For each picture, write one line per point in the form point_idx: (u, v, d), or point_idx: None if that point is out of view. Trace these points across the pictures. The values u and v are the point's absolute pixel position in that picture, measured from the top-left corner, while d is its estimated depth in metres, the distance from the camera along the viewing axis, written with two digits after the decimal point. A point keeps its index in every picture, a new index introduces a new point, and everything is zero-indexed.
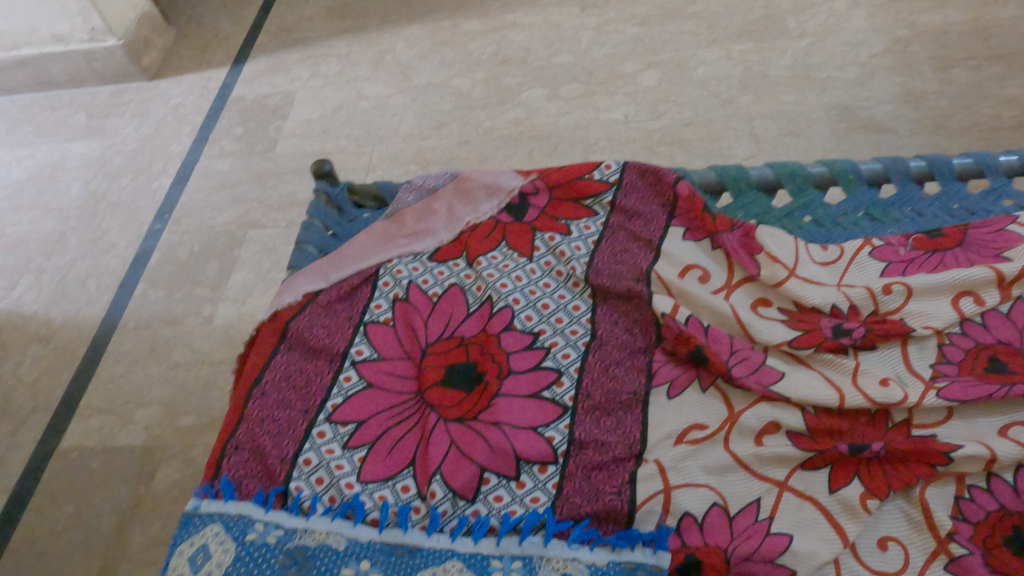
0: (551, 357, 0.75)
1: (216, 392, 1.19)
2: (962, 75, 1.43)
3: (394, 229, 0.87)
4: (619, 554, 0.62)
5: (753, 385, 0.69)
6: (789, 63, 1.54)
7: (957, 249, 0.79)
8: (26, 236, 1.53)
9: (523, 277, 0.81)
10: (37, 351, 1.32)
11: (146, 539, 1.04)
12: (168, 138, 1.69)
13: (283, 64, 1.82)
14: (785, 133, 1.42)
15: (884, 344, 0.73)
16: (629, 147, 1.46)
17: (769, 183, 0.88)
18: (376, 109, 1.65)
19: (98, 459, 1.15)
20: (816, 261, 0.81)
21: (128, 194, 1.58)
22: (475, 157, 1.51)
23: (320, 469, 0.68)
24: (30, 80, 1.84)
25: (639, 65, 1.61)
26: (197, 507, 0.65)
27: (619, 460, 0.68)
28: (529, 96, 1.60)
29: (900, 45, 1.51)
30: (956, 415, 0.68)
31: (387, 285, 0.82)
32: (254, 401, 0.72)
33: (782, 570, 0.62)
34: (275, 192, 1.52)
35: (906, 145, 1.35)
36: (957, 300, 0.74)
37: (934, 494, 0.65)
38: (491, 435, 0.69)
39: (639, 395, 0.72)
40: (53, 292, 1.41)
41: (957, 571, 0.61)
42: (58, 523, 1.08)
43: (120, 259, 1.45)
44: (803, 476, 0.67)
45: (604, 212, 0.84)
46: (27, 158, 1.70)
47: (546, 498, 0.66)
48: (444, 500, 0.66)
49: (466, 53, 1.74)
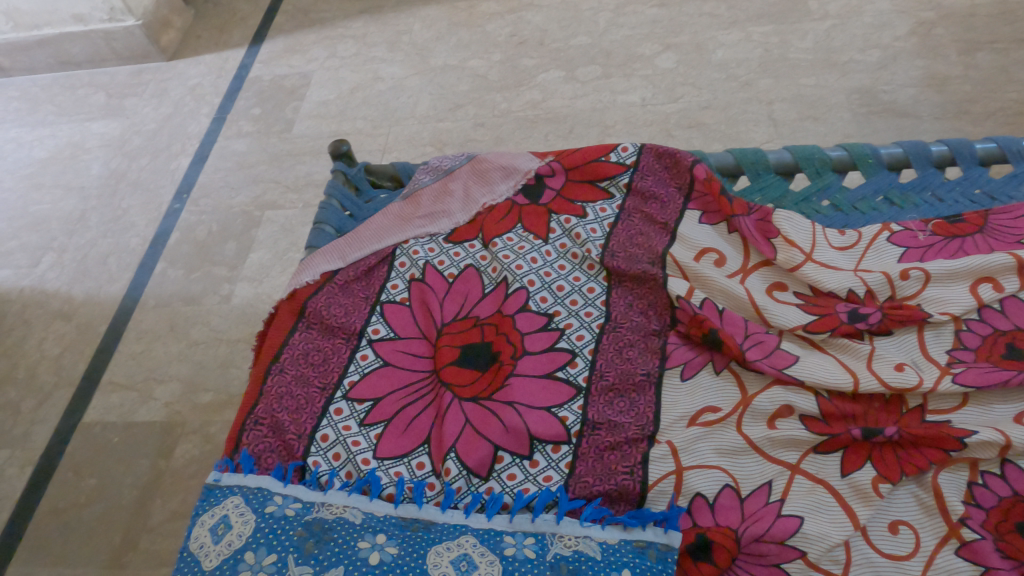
0: (565, 339, 0.76)
1: (234, 370, 1.21)
2: (987, 59, 1.41)
3: (411, 211, 0.88)
4: (630, 532, 0.62)
5: (767, 368, 0.69)
6: (810, 45, 1.51)
7: (977, 235, 0.78)
8: (49, 215, 1.55)
9: (538, 259, 0.82)
10: (60, 327, 1.34)
11: (166, 512, 1.07)
12: (187, 118, 1.70)
13: (300, 45, 1.82)
14: (805, 117, 1.40)
15: (900, 330, 0.73)
16: (646, 131, 1.45)
17: (787, 166, 0.88)
18: (392, 91, 1.65)
19: (120, 434, 1.17)
20: (833, 246, 0.80)
21: (148, 173, 1.60)
22: (491, 139, 1.51)
23: (338, 444, 0.70)
24: (51, 59, 1.86)
25: (657, 47, 1.59)
26: (218, 479, 0.67)
27: (632, 441, 0.68)
28: (545, 78, 1.59)
29: (924, 28, 1.48)
30: (972, 401, 0.68)
31: (403, 265, 0.84)
32: (272, 378, 0.74)
33: (793, 551, 0.63)
34: (292, 173, 1.53)
35: (928, 130, 1.33)
36: (976, 286, 0.73)
37: (948, 479, 0.65)
38: (504, 415, 0.70)
39: (652, 376, 0.72)
40: (75, 269, 1.43)
41: (968, 556, 0.61)
42: (82, 495, 1.11)
43: (140, 238, 1.47)
44: (816, 460, 0.67)
45: (621, 195, 0.85)
46: (48, 137, 1.72)
47: (559, 476, 0.67)
48: (458, 477, 0.67)
49: (483, 34, 1.73)
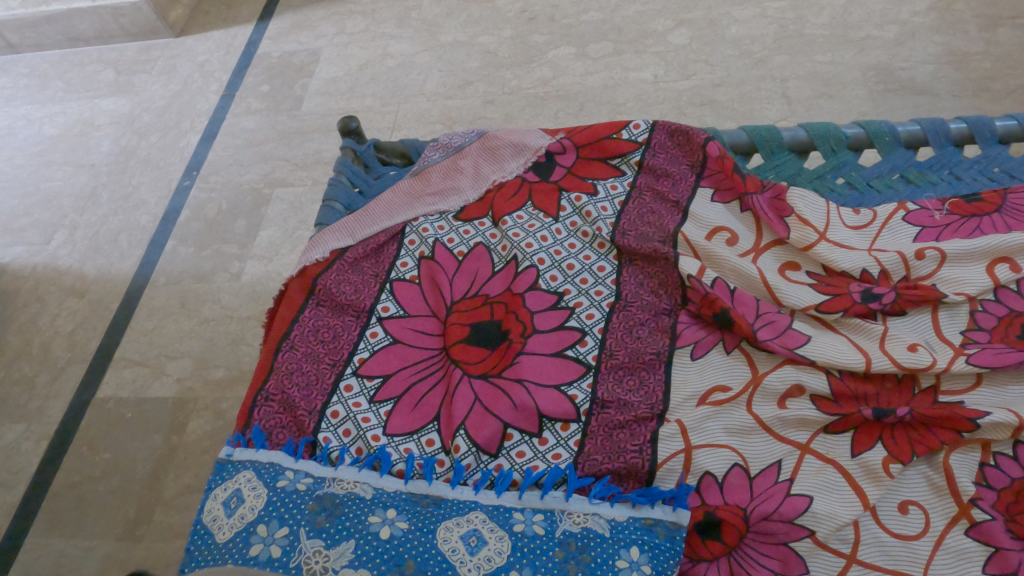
0: (575, 317, 0.75)
1: (245, 348, 1.22)
2: (1008, 35, 1.37)
3: (421, 188, 0.88)
4: (639, 510, 0.63)
5: (778, 348, 0.69)
6: (827, 21, 1.48)
7: (995, 214, 0.76)
8: (60, 192, 1.55)
9: (548, 237, 0.81)
10: (72, 304, 1.35)
11: (180, 486, 1.08)
12: (196, 95, 1.69)
13: (309, 21, 1.80)
14: (819, 95, 1.38)
15: (914, 310, 0.72)
16: (658, 109, 1.43)
17: (802, 144, 0.87)
18: (401, 67, 1.64)
19: (134, 409, 1.18)
20: (847, 225, 0.79)
21: (157, 151, 1.59)
22: (501, 116, 1.49)
23: (348, 421, 0.70)
24: (60, 36, 1.85)
25: (670, 23, 1.57)
26: (230, 454, 0.67)
27: (640, 419, 0.68)
28: (556, 55, 1.57)
29: (944, 3, 1.45)
30: (985, 382, 0.67)
31: (413, 243, 0.83)
32: (283, 354, 0.74)
33: (801, 530, 0.63)
34: (301, 151, 1.52)
35: (946, 108, 1.31)
36: (991, 267, 0.72)
37: (959, 460, 0.65)
38: (514, 392, 0.70)
39: (663, 355, 0.72)
40: (86, 246, 1.44)
41: (978, 536, 0.61)
42: (96, 469, 1.12)
43: (150, 216, 1.47)
44: (826, 440, 0.67)
45: (632, 173, 0.84)
46: (57, 114, 1.72)
47: (568, 454, 0.67)
48: (468, 454, 0.68)
49: (493, 9, 1.70)
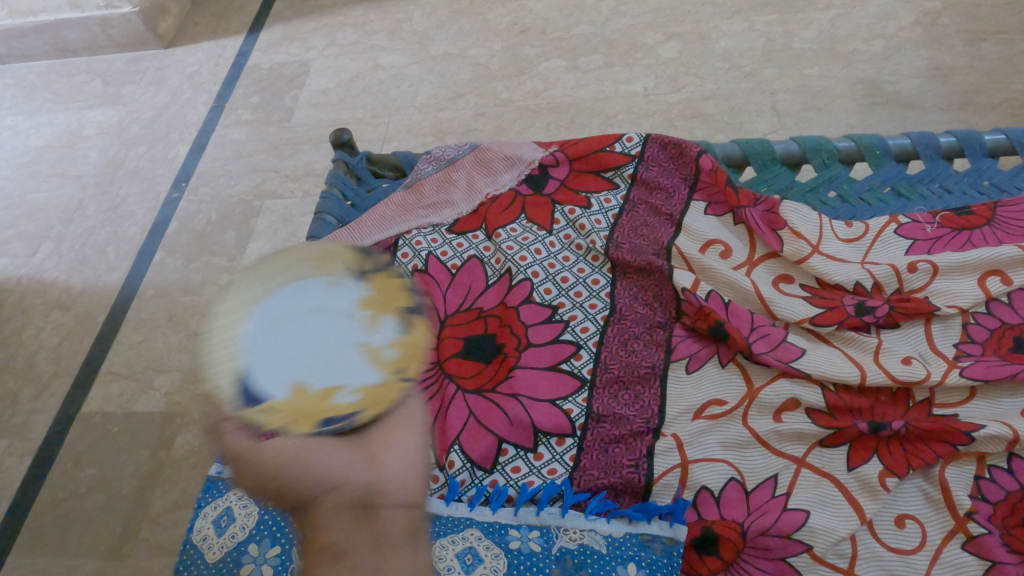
0: (570, 331, 0.75)
1: None
2: (992, 49, 1.39)
3: (413, 200, 0.87)
4: (635, 526, 0.62)
5: (772, 362, 0.69)
6: (815, 35, 1.50)
7: (986, 227, 0.77)
8: (46, 203, 1.54)
9: (542, 250, 0.81)
10: (58, 317, 1.33)
11: (167, 502, 1.06)
12: (185, 106, 1.68)
13: (299, 32, 1.80)
14: (808, 108, 1.39)
15: (907, 323, 0.73)
16: (649, 121, 1.44)
17: (793, 157, 0.87)
18: (392, 79, 1.64)
19: (120, 424, 1.16)
20: (840, 238, 0.79)
21: (145, 162, 1.58)
22: (492, 129, 1.50)
23: None
24: (47, 46, 1.84)
25: (660, 36, 1.58)
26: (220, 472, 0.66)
27: (636, 433, 0.68)
28: (547, 67, 1.58)
29: (930, 18, 1.47)
30: (979, 395, 0.67)
31: (406, 257, 0.83)
32: None
33: (799, 545, 0.62)
34: (292, 162, 1.52)
35: (933, 121, 1.32)
36: (984, 279, 0.73)
37: (955, 473, 0.65)
38: (509, 408, 0.69)
39: (658, 369, 0.72)
40: (73, 259, 1.42)
41: (976, 550, 0.61)
42: (81, 486, 1.11)
43: (138, 227, 1.46)
44: (821, 454, 0.67)
45: (625, 186, 0.84)
46: (45, 125, 1.70)
47: (563, 469, 0.66)
48: (463, 470, 0.67)
49: (484, 22, 1.71)
